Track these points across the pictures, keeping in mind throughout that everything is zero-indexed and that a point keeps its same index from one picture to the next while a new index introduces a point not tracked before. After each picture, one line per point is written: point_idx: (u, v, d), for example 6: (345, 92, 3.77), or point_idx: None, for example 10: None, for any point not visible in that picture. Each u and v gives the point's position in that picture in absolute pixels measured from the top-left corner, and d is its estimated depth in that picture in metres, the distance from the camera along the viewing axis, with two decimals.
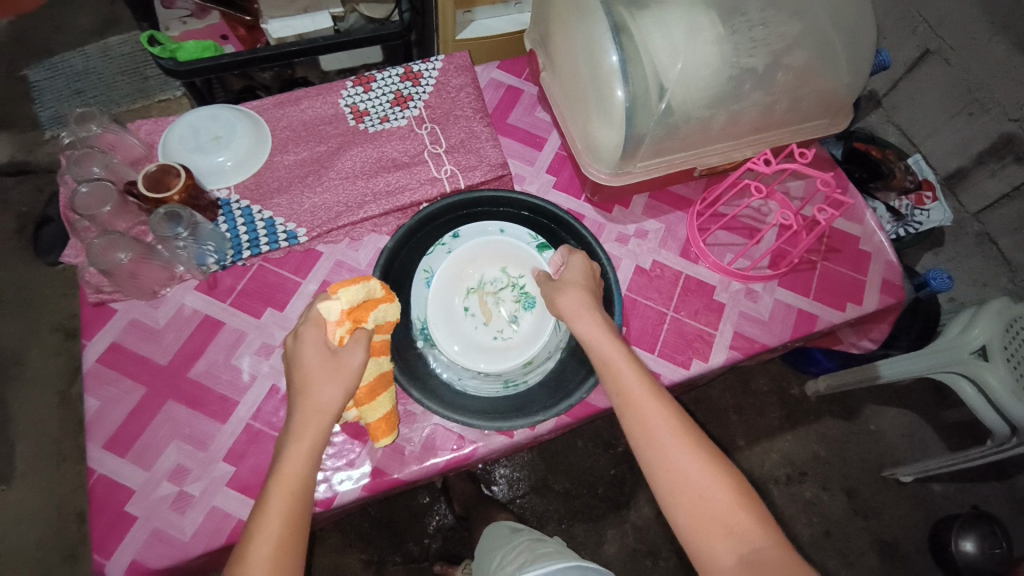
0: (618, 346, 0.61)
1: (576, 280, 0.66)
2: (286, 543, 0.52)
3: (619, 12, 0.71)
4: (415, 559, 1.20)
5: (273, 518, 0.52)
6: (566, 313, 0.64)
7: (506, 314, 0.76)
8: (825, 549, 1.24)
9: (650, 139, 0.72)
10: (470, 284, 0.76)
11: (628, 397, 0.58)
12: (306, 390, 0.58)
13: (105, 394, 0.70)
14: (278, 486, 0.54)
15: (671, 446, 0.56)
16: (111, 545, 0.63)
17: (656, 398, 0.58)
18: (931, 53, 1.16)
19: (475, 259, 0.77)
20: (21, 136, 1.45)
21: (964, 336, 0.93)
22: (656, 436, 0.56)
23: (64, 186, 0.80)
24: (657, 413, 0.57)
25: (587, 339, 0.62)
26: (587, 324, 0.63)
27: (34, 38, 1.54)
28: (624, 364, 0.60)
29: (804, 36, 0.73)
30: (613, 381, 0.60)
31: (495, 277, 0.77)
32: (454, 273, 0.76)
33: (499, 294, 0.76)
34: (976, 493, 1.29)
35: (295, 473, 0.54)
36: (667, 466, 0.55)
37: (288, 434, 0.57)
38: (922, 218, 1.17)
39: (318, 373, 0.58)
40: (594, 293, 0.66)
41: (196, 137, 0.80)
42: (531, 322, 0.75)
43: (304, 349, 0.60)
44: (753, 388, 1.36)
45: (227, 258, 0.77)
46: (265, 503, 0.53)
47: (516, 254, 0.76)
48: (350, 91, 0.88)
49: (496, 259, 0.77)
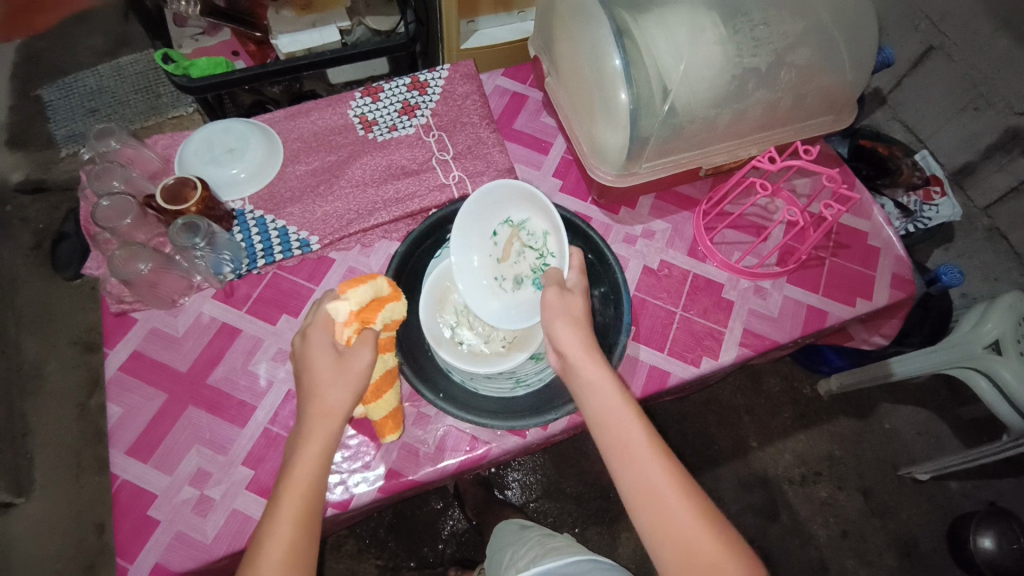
0: (623, 394, 0.57)
1: (577, 312, 0.62)
2: (295, 553, 0.52)
3: (622, 17, 0.72)
4: (430, 564, 1.20)
5: (281, 526, 0.52)
6: (566, 351, 0.60)
7: (520, 271, 0.76)
8: (842, 550, 1.23)
9: (655, 140, 0.73)
10: (514, 217, 0.76)
11: (631, 456, 0.53)
12: (313, 393, 0.59)
13: (127, 400, 0.72)
14: (290, 488, 0.54)
15: (678, 513, 0.51)
16: (135, 549, 0.64)
17: (662, 458, 0.53)
18: (935, 49, 1.17)
19: (532, 205, 0.74)
20: (39, 155, 1.49)
21: (976, 332, 0.93)
22: (661, 501, 0.51)
23: (85, 200, 0.83)
24: (662, 477, 0.52)
25: (590, 382, 0.58)
26: (588, 368, 0.58)
27: (49, 59, 1.58)
28: (626, 418, 0.55)
29: (807, 34, 0.74)
30: (614, 436, 0.55)
31: (536, 232, 0.75)
32: (505, 199, 0.75)
33: (527, 247, 0.75)
34: (994, 490, 1.28)
35: (308, 475, 0.55)
36: (671, 537, 0.50)
37: (298, 436, 0.57)
38: (931, 214, 1.20)
39: (322, 376, 0.59)
40: (590, 325, 0.63)
41: (211, 151, 0.82)
42: (527, 296, 0.74)
43: (313, 351, 0.60)
44: (765, 388, 1.36)
45: (243, 267, 0.79)
46: (275, 507, 0.53)
47: (558, 231, 0.70)
48: (358, 102, 0.90)
49: (546, 221, 0.73)
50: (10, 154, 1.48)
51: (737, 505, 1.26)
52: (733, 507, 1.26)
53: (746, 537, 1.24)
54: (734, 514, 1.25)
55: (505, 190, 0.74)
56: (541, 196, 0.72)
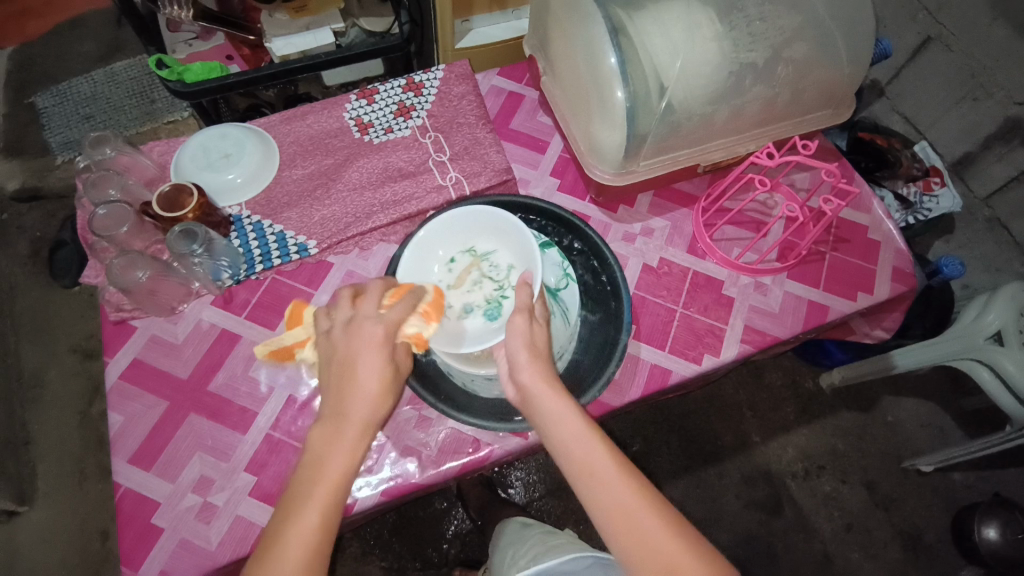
0: (582, 419, 0.55)
1: (538, 344, 0.60)
2: (314, 558, 0.47)
3: (617, 14, 0.72)
4: (434, 565, 1.20)
5: (302, 527, 0.48)
6: (524, 383, 0.58)
7: (472, 300, 0.74)
8: (845, 543, 1.23)
9: (652, 137, 0.73)
10: (479, 249, 0.77)
11: (598, 481, 0.52)
12: (357, 387, 0.54)
13: (128, 409, 0.72)
14: (320, 483, 0.50)
15: (653, 531, 0.49)
16: (139, 558, 0.64)
17: (629, 478, 0.52)
18: (933, 40, 1.16)
19: (499, 236, 0.76)
20: (34, 163, 1.48)
21: (979, 322, 0.93)
22: (634, 522, 0.49)
23: (81, 208, 0.83)
24: (631, 497, 0.50)
25: (548, 415, 0.56)
26: (547, 397, 0.56)
27: (42, 65, 1.57)
28: (588, 444, 0.53)
29: (804, 28, 0.74)
30: (579, 463, 0.53)
31: (499, 265, 0.76)
32: (474, 227, 0.77)
33: (485, 278, 0.76)
34: (996, 481, 1.28)
35: (339, 472, 0.51)
36: (649, 556, 0.48)
37: (335, 428, 0.53)
38: (931, 205, 1.19)
39: (372, 371, 0.55)
40: (550, 357, 0.60)
41: (207, 157, 0.82)
42: (473, 325, 0.72)
43: (366, 350, 0.55)
44: (767, 383, 1.36)
45: (241, 272, 0.79)
46: (300, 501, 0.49)
47: (525, 258, 0.72)
48: (354, 104, 0.90)
49: (513, 253, 0.75)
50: (5, 162, 1.48)
51: (741, 500, 1.26)
52: (736, 502, 1.26)
53: (750, 532, 1.24)
54: (738, 509, 1.25)
55: (477, 216, 0.76)
56: (510, 223, 0.73)
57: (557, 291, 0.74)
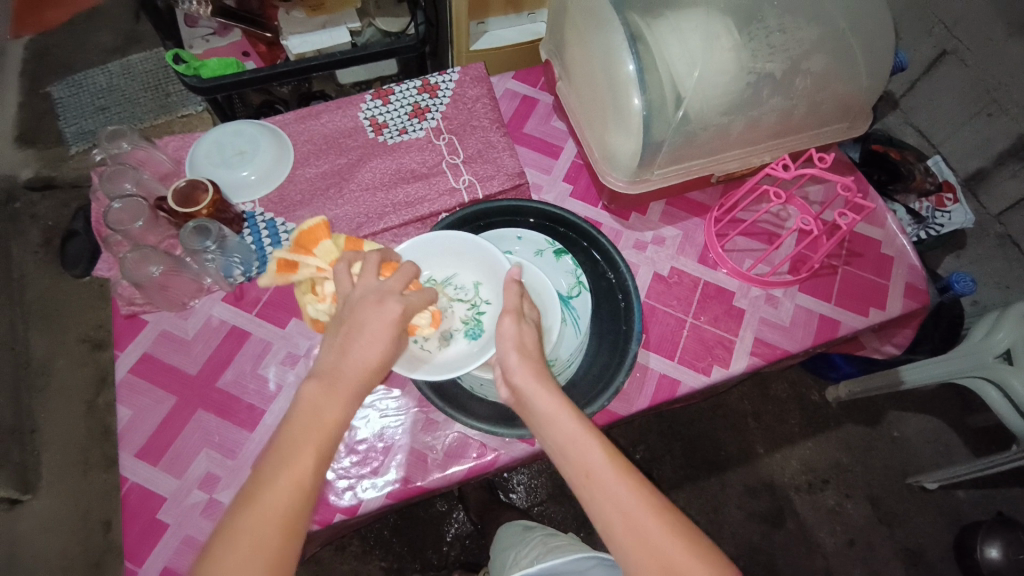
0: (577, 418, 0.55)
1: (525, 342, 0.60)
2: (302, 506, 0.46)
3: (635, 21, 0.71)
4: (434, 567, 1.20)
5: (285, 484, 0.46)
6: (517, 385, 0.58)
7: (448, 326, 0.72)
8: (847, 557, 1.22)
9: (668, 145, 0.73)
10: (438, 274, 0.74)
11: (594, 483, 0.51)
12: (360, 353, 0.52)
13: (138, 403, 0.72)
14: (304, 433, 0.48)
15: (650, 528, 0.49)
16: (143, 553, 0.65)
17: (626, 474, 0.51)
18: (948, 54, 1.16)
19: (457, 258, 0.75)
20: (48, 152, 1.49)
21: (988, 341, 0.92)
22: (632, 521, 0.49)
23: (96, 202, 0.83)
24: (630, 496, 0.50)
25: (541, 413, 0.55)
26: (540, 398, 0.56)
27: (58, 55, 1.58)
28: (583, 441, 0.53)
29: (822, 41, 0.74)
30: (576, 461, 0.52)
31: (465, 285, 0.75)
32: (430, 255, 0.74)
33: (455, 301, 0.74)
34: (1000, 499, 1.27)
35: (328, 428, 0.49)
36: (645, 551, 0.48)
37: (322, 380, 0.51)
38: (943, 220, 1.19)
39: (377, 345, 0.53)
40: (542, 357, 0.60)
41: (222, 154, 0.83)
42: (460, 349, 0.69)
43: (370, 321, 0.54)
44: (772, 394, 1.35)
45: (253, 269, 0.79)
46: (282, 456, 0.47)
47: (494, 276, 0.73)
48: (369, 104, 0.90)
49: (476, 270, 0.75)
50: (20, 151, 1.49)
51: (743, 512, 1.26)
52: (738, 513, 1.25)
53: (752, 543, 1.24)
54: (740, 520, 1.25)
55: (434, 242, 0.73)
56: (477, 245, 0.72)
57: (570, 298, 0.75)
